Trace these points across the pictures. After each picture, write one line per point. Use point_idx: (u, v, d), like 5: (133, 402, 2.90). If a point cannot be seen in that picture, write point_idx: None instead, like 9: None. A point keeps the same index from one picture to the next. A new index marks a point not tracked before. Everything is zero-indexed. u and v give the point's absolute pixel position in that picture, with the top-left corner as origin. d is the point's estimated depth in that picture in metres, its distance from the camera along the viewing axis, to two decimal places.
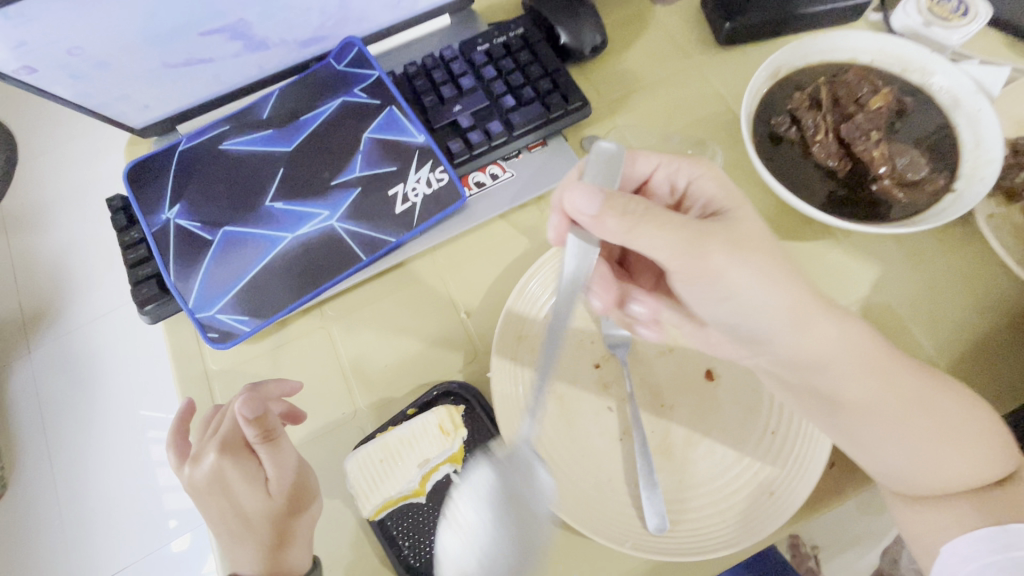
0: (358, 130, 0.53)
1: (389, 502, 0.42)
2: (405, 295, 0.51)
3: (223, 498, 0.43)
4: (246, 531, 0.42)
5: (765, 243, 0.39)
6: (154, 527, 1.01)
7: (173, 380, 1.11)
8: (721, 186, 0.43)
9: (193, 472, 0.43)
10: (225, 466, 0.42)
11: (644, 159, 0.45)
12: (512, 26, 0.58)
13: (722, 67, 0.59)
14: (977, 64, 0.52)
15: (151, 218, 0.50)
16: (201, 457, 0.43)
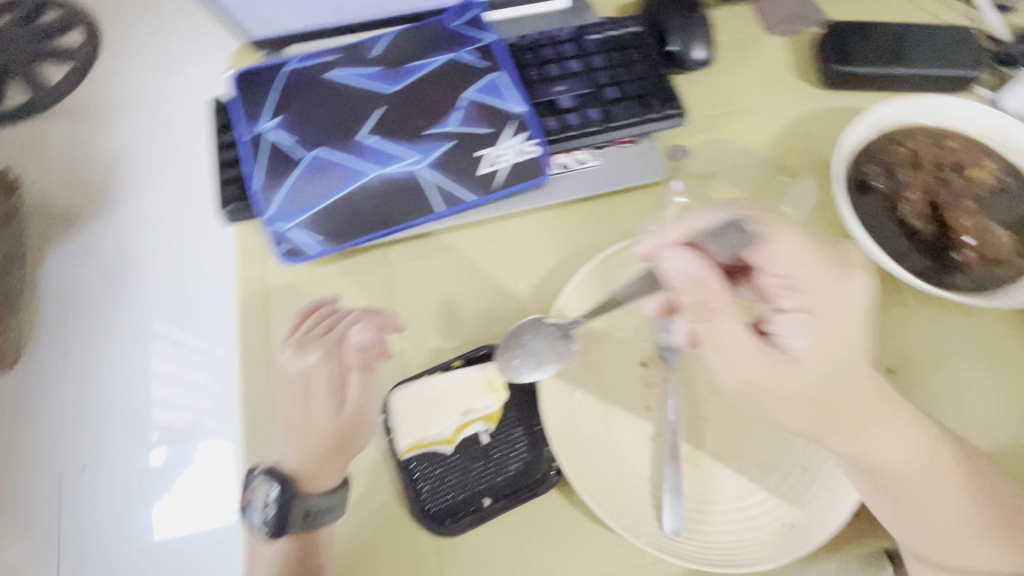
0: (461, 87, 0.54)
1: (421, 443, 0.44)
2: (470, 255, 0.52)
3: (294, 394, 0.42)
4: (301, 435, 0.41)
5: (841, 368, 0.39)
6: None
7: (188, 300, 1.15)
8: (823, 334, 0.39)
9: (288, 359, 0.42)
10: (319, 368, 0.41)
11: (775, 257, 0.40)
12: (627, 23, 0.59)
13: (822, 107, 0.59)
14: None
15: (249, 124, 0.52)
16: (303, 349, 0.42)
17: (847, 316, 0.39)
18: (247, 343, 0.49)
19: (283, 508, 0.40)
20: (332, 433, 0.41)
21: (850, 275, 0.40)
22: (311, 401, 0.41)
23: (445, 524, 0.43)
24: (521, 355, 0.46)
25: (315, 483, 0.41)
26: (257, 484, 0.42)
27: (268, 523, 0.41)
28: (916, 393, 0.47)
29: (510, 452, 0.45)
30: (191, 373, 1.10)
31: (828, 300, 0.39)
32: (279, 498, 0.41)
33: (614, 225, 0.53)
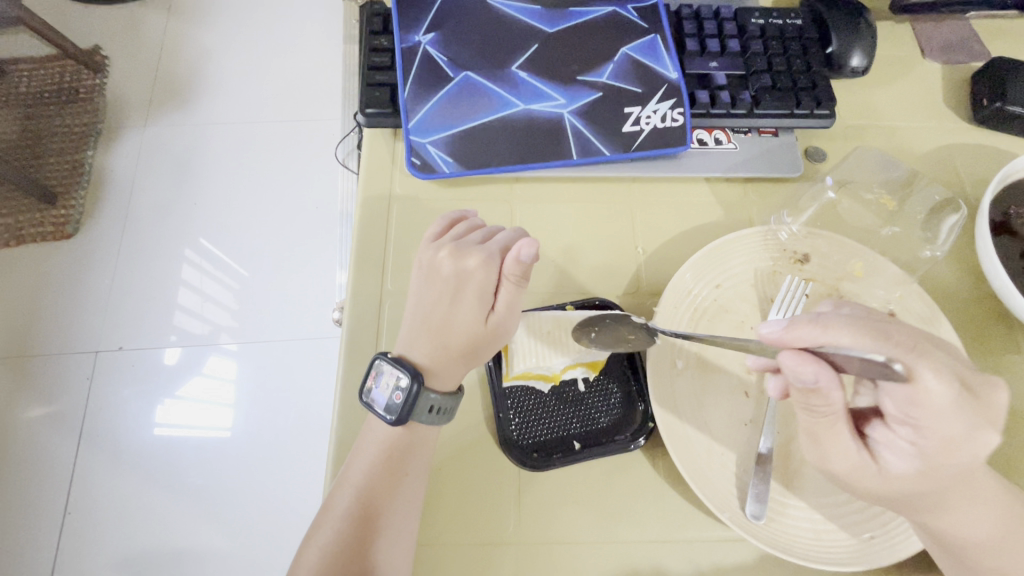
0: (618, 42, 0.53)
1: (525, 373, 0.44)
2: (591, 209, 0.52)
3: (441, 294, 0.42)
4: (439, 331, 0.42)
5: (931, 491, 0.35)
6: (157, 335, 1.10)
7: (231, 215, 1.20)
8: (938, 464, 0.33)
9: (444, 257, 0.42)
10: (473, 275, 0.41)
11: (915, 401, 0.32)
12: (792, 15, 0.58)
13: (968, 142, 0.58)
14: None
15: (405, 33, 0.52)
16: (462, 253, 0.42)
17: (979, 452, 0.33)
18: (363, 245, 0.49)
19: (412, 396, 0.40)
20: (469, 341, 0.41)
21: (986, 433, 0.32)
22: (457, 304, 0.42)
23: (533, 460, 0.43)
24: (602, 329, 0.44)
25: (440, 382, 0.42)
26: (385, 369, 0.41)
27: (391, 409, 0.40)
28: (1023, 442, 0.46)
29: (603, 404, 0.45)
30: (211, 287, 1.14)
31: (952, 443, 0.32)
32: (409, 388, 0.40)
33: (738, 212, 0.53)
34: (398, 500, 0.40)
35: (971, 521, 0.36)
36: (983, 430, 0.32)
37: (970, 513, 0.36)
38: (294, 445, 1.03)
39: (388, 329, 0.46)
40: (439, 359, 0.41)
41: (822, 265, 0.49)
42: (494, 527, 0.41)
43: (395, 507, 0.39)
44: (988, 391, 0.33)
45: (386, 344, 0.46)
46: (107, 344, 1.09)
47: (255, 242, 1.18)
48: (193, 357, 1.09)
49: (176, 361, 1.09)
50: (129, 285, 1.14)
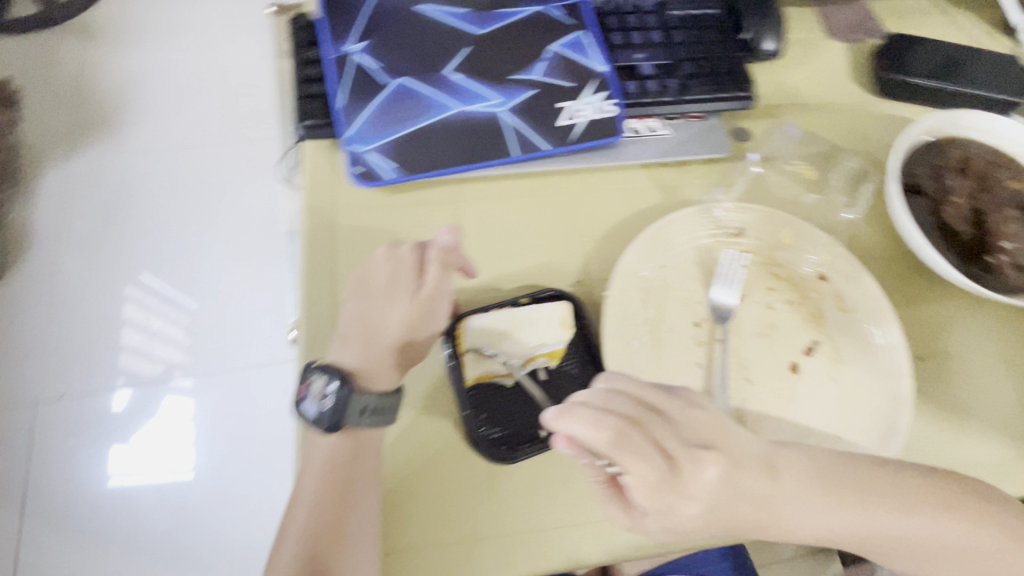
0: (546, 40, 0.55)
1: (487, 374, 0.45)
2: (536, 203, 0.53)
3: (375, 286, 0.45)
4: (369, 327, 0.44)
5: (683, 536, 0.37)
6: (107, 377, 1.04)
7: (174, 244, 1.16)
8: (668, 521, 0.35)
9: (378, 255, 0.46)
10: (406, 265, 0.45)
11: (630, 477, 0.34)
12: (707, 6, 0.61)
13: (876, 112, 0.62)
14: None
15: (335, 44, 0.52)
16: (394, 249, 0.46)
17: (719, 502, 0.35)
18: (311, 258, 0.48)
19: (340, 401, 0.41)
20: (403, 331, 0.44)
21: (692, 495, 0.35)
22: (390, 296, 0.45)
23: (501, 453, 0.43)
24: (509, 342, 0.46)
25: (375, 379, 0.43)
26: (314, 377, 0.43)
27: (323, 417, 0.42)
28: (942, 382, 0.50)
29: (566, 391, 0.46)
30: (159, 322, 1.09)
31: (668, 507, 0.35)
32: (338, 392, 0.42)
33: (676, 193, 0.55)
34: (352, 509, 0.40)
35: (798, 524, 0.36)
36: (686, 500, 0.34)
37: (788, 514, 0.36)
38: (260, 476, 1.00)
39: None
40: (371, 350, 0.44)
41: (757, 236, 0.52)
42: (467, 525, 0.41)
43: (353, 517, 0.40)
44: (695, 465, 0.35)
45: None
46: (47, 393, 1.02)
47: (200, 271, 1.14)
48: (144, 397, 1.04)
49: (126, 405, 1.03)
50: (68, 327, 1.07)
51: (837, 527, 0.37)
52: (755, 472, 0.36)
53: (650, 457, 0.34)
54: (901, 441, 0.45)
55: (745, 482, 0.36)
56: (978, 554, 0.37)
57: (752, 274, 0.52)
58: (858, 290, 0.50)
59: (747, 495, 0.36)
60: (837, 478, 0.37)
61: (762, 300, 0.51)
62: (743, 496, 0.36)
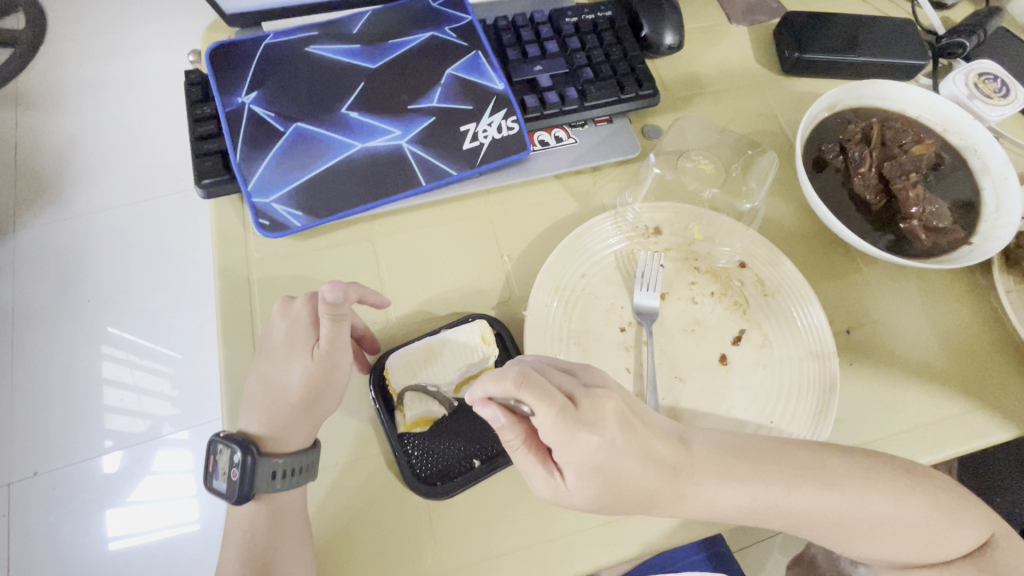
0: (442, 65, 0.55)
1: (425, 416, 0.44)
2: (451, 230, 0.53)
3: (275, 345, 0.44)
4: (270, 390, 0.44)
5: (606, 494, 0.37)
6: (90, 442, 1.02)
7: (123, 301, 1.11)
8: (583, 466, 0.36)
9: (275, 312, 0.45)
10: (298, 321, 0.43)
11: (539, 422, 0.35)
12: (602, 8, 0.61)
13: (782, 92, 0.63)
14: (997, 109, 0.59)
15: (227, 97, 0.52)
16: (288, 304, 0.44)
17: (619, 443, 0.36)
18: (228, 317, 0.48)
19: (247, 469, 0.42)
20: (303, 392, 0.43)
21: (595, 431, 0.35)
22: (288, 356, 0.44)
23: (436, 488, 0.42)
24: (435, 372, 0.45)
25: (281, 443, 0.43)
26: (220, 450, 0.43)
27: (233, 488, 0.43)
28: (873, 351, 0.50)
29: None
30: (138, 376, 1.06)
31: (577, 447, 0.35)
32: (243, 461, 0.42)
33: (592, 200, 0.55)
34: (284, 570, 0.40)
35: (718, 496, 0.38)
36: (589, 435, 0.35)
37: (710, 492, 0.38)
38: None
39: None
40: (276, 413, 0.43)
41: (672, 233, 0.53)
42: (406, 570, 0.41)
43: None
44: (594, 402, 0.36)
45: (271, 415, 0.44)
46: (18, 473, 0.99)
47: (156, 328, 1.10)
48: (137, 458, 1.01)
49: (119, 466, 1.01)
50: (30, 401, 1.03)
51: (756, 507, 0.38)
52: (664, 440, 0.38)
53: (553, 394, 0.35)
54: (832, 420, 0.45)
55: (644, 433, 0.37)
56: (895, 526, 0.39)
57: (672, 271, 0.52)
58: (778, 273, 0.51)
59: (649, 454, 0.37)
60: (752, 464, 0.39)
61: (686, 296, 0.51)
62: (641, 446, 0.37)
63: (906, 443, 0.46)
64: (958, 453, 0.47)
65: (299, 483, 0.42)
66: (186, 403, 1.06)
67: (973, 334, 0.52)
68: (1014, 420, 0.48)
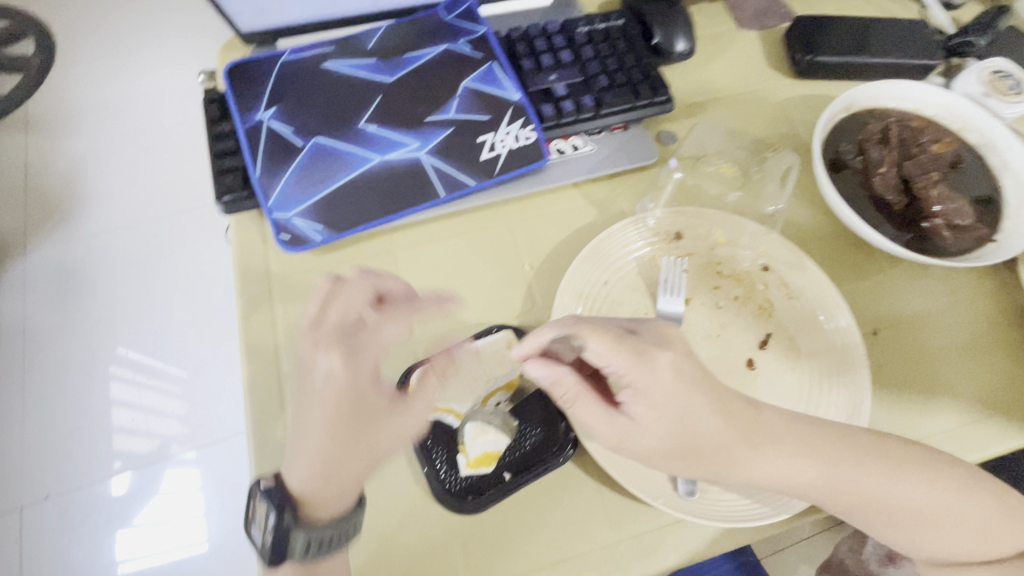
0: (458, 77, 0.55)
1: (489, 455, 0.42)
2: (471, 240, 0.53)
3: (317, 405, 0.38)
4: (322, 448, 0.38)
5: (679, 432, 0.38)
6: (99, 464, 1.01)
7: (135, 319, 1.11)
8: (657, 396, 0.38)
9: (317, 355, 0.39)
10: (342, 372, 0.38)
11: (597, 351, 0.38)
12: (613, 17, 0.61)
13: (795, 95, 0.63)
14: (1013, 106, 0.58)
15: (245, 114, 0.52)
16: (333, 344, 0.39)
17: (686, 375, 0.38)
18: (250, 332, 0.47)
19: (281, 532, 0.39)
20: (366, 444, 0.39)
21: (656, 354, 0.38)
22: (344, 407, 0.38)
23: (467, 503, 0.42)
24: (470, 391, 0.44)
25: (335, 498, 0.39)
26: (259, 499, 0.40)
27: (266, 546, 0.40)
28: (902, 351, 0.50)
29: (527, 427, 0.45)
30: (143, 397, 1.06)
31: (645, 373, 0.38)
32: (278, 523, 0.39)
33: (610, 207, 0.55)
34: None
35: (781, 465, 0.39)
36: (657, 355, 0.38)
37: (780, 465, 0.39)
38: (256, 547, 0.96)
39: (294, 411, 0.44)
40: (338, 472, 0.38)
41: (693, 239, 0.53)
42: None
43: None
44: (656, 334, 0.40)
45: None
46: (31, 496, 0.98)
47: (168, 346, 1.10)
48: (147, 478, 1.00)
49: (124, 489, 1.00)
50: (42, 423, 1.03)
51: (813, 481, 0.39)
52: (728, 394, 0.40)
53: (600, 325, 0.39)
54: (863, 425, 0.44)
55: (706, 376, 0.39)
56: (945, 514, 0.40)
57: (695, 276, 0.52)
58: (802, 276, 0.50)
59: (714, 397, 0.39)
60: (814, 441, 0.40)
61: (710, 301, 0.51)
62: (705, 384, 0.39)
63: (941, 444, 0.46)
64: (994, 454, 0.46)
65: (337, 552, 0.40)
66: (201, 420, 1.05)
67: (1001, 331, 0.51)
68: None
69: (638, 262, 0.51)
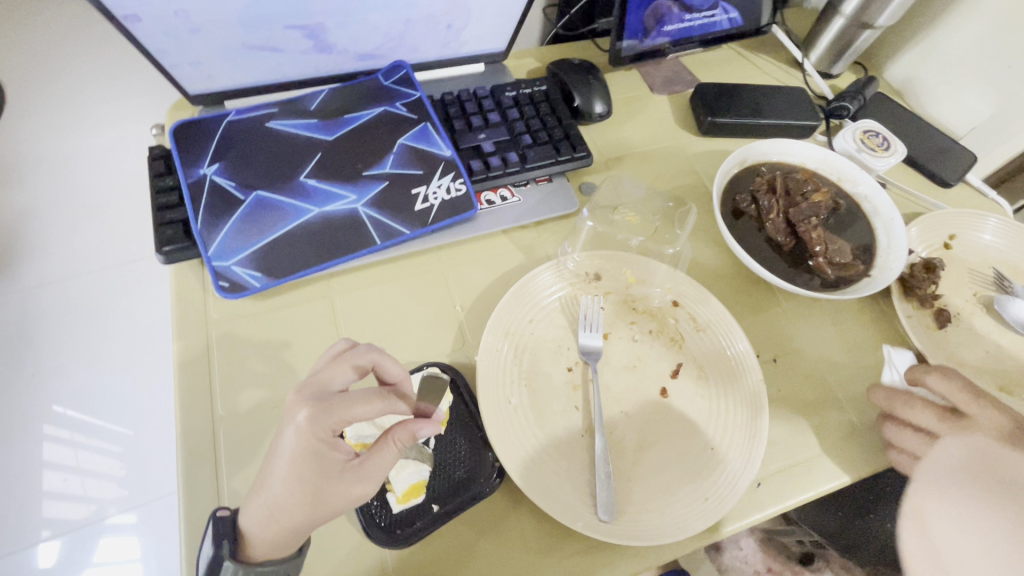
0: (394, 136, 0.60)
1: (412, 486, 0.44)
2: (406, 283, 0.56)
3: (280, 457, 0.38)
4: (268, 502, 0.38)
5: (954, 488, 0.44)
6: (24, 533, 0.95)
7: (72, 372, 1.07)
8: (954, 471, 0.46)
9: (291, 407, 0.39)
10: (304, 429, 0.38)
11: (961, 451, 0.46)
12: (537, 83, 0.69)
13: (701, 151, 0.71)
14: (881, 159, 0.68)
15: (189, 169, 0.55)
16: (301, 400, 0.39)
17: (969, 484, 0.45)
18: (184, 378, 0.48)
19: (212, 566, 0.37)
20: (308, 505, 0.37)
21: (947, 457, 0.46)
22: (295, 466, 0.37)
23: (395, 536, 0.43)
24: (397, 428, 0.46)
25: (267, 549, 0.38)
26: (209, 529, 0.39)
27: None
28: (796, 376, 0.55)
29: (455, 461, 0.47)
30: (81, 456, 1.01)
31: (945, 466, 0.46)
32: (214, 557, 0.37)
33: (536, 251, 0.60)
34: None
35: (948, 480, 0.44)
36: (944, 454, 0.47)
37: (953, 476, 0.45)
38: None
39: (226, 454, 0.45)
40: (283, 521, 0.37)
41: (611, 279, 0.58)
42: None
43: None
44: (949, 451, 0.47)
45: (227, 473, 0.44)
46: None
47: (107, 401, 1.06)
48: (75, 546, 0.96)
49: (52, 561, 0.94)
50: None
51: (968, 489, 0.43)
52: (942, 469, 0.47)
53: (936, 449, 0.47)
54: (763, 444, 0.48)
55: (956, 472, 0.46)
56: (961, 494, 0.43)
57: (612, 314, 0.56)
58: (707, 310, 0.56)
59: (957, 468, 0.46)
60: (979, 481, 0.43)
61: (627, 335, 0.56)
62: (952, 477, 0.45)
63: (833, 460, 0.51)
64: (879, 467, 0.51)
65: None
66: (140, 480, 1.02)
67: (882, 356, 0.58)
68: None
69: (561, 303, 0.56)
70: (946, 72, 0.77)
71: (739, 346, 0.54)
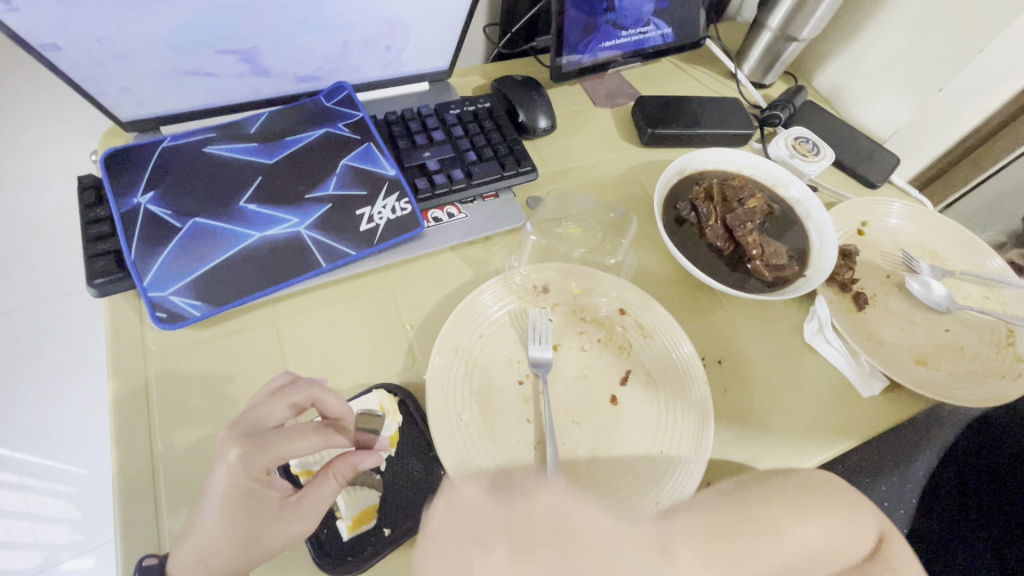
0: (337, 157, 0.60)
1: (363, 513, 0.44)
2: (354, 304, 0.56)
3: (211, 497, 0.37)
4: (198, 545, 0.37)
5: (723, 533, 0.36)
6: None
7: None
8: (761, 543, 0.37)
9: (221, 446, 0.38)
10: (234, 470, 0.37)
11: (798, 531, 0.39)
12: (481, 101, 0.70)
13: (643, 161, 0.73)
14: (812, 164, 0.72)
15: (121, 199, 0.53)
16: (233, 439, 0.38)
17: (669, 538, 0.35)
18: (121, 415, 0.46)
19: None
20: (241, 547, 0.37)
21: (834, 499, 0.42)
22: (226, 507, 0.37)
23: (346, 563, 0.42)
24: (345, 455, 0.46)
25: None
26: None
27: None
28: (741, 375, 0.57)
29: (407, 482, 0.46)
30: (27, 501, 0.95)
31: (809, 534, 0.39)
32: None
33: (485, 266, 0.61)
34: None
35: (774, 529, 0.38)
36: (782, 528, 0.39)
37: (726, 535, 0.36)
38: None
39: (167, 491, 0.44)
40: (214, 565, 0.36)
41: (559, 290, 0.59)
42: None
43: None
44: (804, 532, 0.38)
45: (168, 513, 0.43)
46: None
47: (54, 438, 0.99)
48: None
49: None
50: None
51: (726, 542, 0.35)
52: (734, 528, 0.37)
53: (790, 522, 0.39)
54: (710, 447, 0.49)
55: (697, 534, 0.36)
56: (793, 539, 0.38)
57: (561, 325, 0.57)
58: (652, 316, 0.57)
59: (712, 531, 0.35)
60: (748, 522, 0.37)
61: (577, 345, 0.56)
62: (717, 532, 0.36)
63: (779, 455, 0.52)
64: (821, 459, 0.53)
65: None
66: (95, 524, 0.96)
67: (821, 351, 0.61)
68: (862, 423, 0.56)
69: (510, 316, 0.57)
70: (867, 80, 0.82)
71: (685, 350, 0.55)
